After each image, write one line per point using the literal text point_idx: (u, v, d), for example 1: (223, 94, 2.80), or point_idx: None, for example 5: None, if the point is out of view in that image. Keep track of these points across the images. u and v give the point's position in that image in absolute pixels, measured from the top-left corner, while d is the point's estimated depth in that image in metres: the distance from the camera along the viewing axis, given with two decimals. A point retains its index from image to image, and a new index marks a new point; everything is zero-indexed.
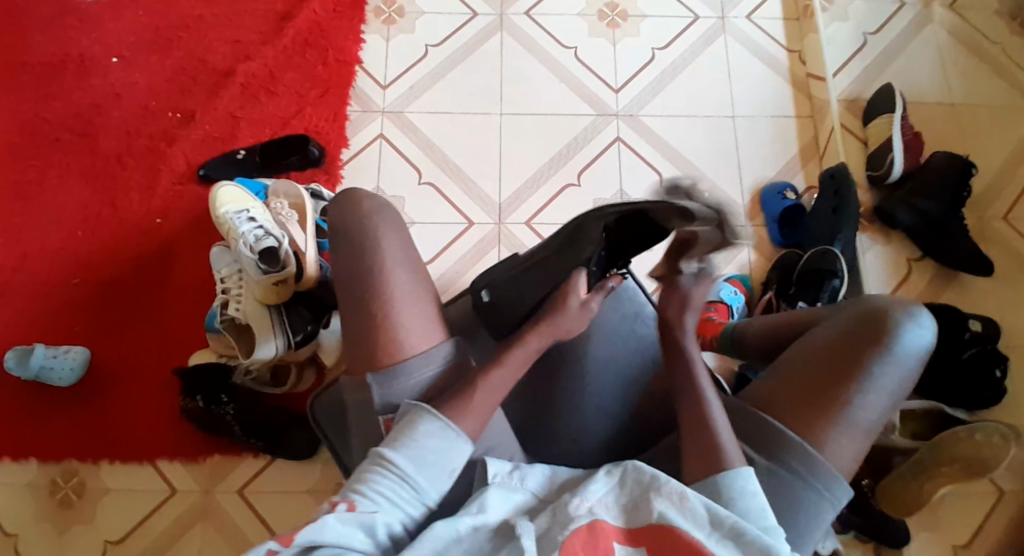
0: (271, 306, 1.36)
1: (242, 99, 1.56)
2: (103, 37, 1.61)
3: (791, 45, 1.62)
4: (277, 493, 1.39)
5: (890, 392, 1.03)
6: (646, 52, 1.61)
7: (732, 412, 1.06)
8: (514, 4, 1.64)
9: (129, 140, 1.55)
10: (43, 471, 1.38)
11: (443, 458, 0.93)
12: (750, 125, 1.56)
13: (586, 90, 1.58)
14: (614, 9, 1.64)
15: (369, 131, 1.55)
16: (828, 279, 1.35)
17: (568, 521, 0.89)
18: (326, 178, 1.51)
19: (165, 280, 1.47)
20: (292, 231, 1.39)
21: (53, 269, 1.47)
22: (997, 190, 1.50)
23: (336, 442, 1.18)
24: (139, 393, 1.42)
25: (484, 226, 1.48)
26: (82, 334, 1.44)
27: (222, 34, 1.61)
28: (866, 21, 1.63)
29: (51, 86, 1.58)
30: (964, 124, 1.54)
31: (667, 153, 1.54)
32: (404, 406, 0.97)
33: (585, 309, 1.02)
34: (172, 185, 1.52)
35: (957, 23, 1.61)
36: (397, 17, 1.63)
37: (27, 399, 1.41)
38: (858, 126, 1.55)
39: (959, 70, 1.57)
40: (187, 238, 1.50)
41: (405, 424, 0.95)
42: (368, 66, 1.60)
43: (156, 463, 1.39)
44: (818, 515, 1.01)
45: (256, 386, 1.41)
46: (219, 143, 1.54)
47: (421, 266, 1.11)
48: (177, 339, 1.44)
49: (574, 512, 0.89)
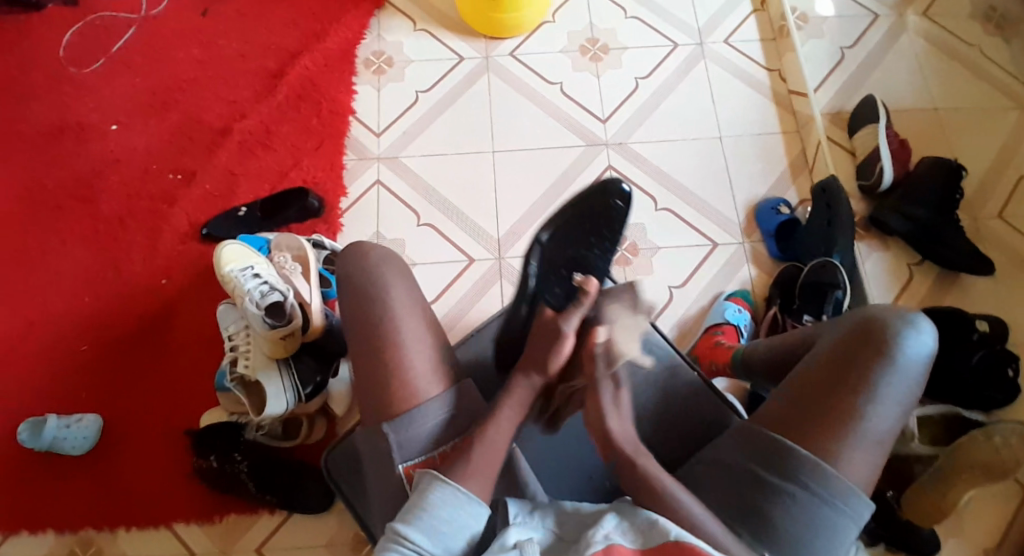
0: (279, 360, 1.38)
1: (240, 156, 1.59)
2: (100, 105, 1.64)
3: (771, 64, 1.65)
4: (295, 549, 1.38)
5: (898, 401, 1.04)
6: (631, 81, 1.64)
7: (744, 434, 1.07)
8: (499, 46, 1.67)
9: (131, 203, 1.56)
10: (61, 541, 1.37)
11: (458, 526, 0.97)
12: (739, 144, 1.58)
13: (575, 123, 1.60)
14: (595, 44, 1.67)
15: (366, 177, 1.57)
16: (830, 291, 1.36)
17: (586, 546, 0.92)
18: (325, 228, 1.53)
19: (172, 341, 1.48)
20: (297, 285, 1.40)
21: (60, 336, 1.48)
22: (988, 190, 1.52)
23: (351, 492, 1.21)
24: (153, 455, 1.41)
25: (485, 262, 1.50)
26: (92, 400, 1.44)
27: (217, 96, 1.64)
28: (843, 36, 1.66)
29: (50, 156, 1.60)
30: (948, 129, 1.56)
31: (658, 176, 1.56)
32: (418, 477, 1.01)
33: (556, 331, 1.04)
34: (174, 245, 1.53)
35: (932, 30, 1.65)
36: (387, 66, 1.66)
37: (40, 469, 1.41)
38: (844, 137, 1.57)
39: (937, 76, 1.60)
40: (192, 299, 1.50)
41: (418, 496, 0.98)
42: (361, 115, 1.62)
43: (172, 526, 1.38)
44: (839, 531, 1.01)
45: (268, 442, 1.42)
46: (219, 200, 1.56)
47: (425, 307, 1.15)
48: (188, 398, 1.45)
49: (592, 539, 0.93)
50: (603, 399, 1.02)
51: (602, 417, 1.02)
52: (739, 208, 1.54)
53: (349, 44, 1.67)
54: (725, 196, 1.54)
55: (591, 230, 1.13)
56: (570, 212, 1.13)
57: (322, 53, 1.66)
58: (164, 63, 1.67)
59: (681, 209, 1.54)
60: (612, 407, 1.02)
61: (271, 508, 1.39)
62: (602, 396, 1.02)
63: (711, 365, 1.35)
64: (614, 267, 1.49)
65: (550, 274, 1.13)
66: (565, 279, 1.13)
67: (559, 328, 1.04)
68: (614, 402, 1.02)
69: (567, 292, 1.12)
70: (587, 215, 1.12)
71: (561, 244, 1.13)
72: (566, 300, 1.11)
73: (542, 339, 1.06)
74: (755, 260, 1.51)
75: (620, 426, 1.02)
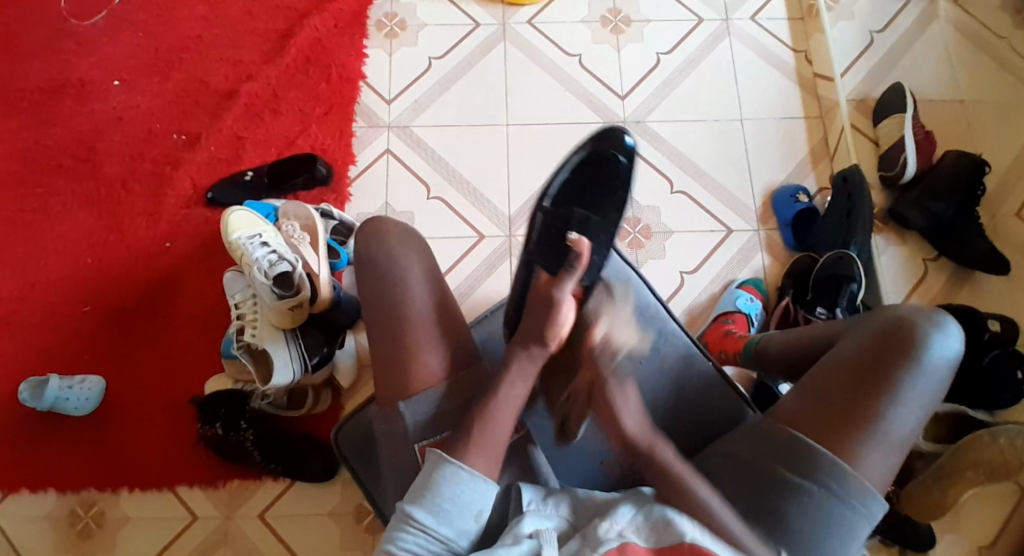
0: (286, 330, 1.36)
1: (247, 119, 1.55)
2: (102, 61, 1.59)
3: (797, 45, 1.61)
4: (299, 517, 1.39)
5: (921, 404, 1.05)
6: (651, 57, 1.59)
7: (764, 430, 1.09)
8: (516, 13, 1.62)
9: (134, 163, 1.53)
10: (63, 502, 1.38)
11: (464, 503, 0.97)
12: (758, 127, 1.55)
13: (592, 99, 1.56)
14: (617, 16, 1.62)
15: (376, 147, 1.54)
16: (845, 284, 1.35)
17: (597, 544, 0.93)
18: (334, 197, 1.50)
19: (175, 305, 1.46)
20: (304, 255, 1.39)
21: (61, 298, 1.46)
22: (1010, 188, 1.49)
23: (363, 472, 1.23)
24: (157, 420, 1.41)
25: (496, 238, 1.48)
26: (93, 364, 1.43)
27: (223, 54, 1.59)
28: (872, 20, 1.62)
29: (50, 112, 1.56)
30: (974, 122, 1.53)
31: (675, 156, 1.53)
32: (426, 455, 1.01)
33: (550, 296, 1.07)
34: (178, 209, 1.51)
35: (962, 19, 1.60)
36: (400, 30, 1.61)
37: (42, 430, 1.40)
38: (868, 126, 1.54)
39: (966, 66, 1.56)
40: (197, 263, 1.48)
41: (425, 475, 0.99)
42: (373, 82, 1.58)
43: (175, 489, 1.39)
44: (854, 531, 1.04)
45: (272, 410, 1.41)
46: (225, 164, 1.53)
47: (445, 291, 1.15)
48: (192, 364, 1.44)
49: (604, 535, 0.93)
50: (613, 396, 1.03)
51: (613, 413, 1.03)
52: (756, 196, 1.52)
53: (361, 5, 1.62)
54: (744, 182, 1.52)
55: (592, 187, 1.13)
56: (577, 179, 1.13)
57: (334, 14, 1.61)
58: (170, 18, 1.62)
59: (696, 193, 1.52)
60: (622, 404, 1.03)
61: (275, 476, 1.40)
62: (612, 395, 1.03)
63: (721, 354, 1.35)
64: (627, 248, 1.48)
65: (549, 237, 1.12)
66: (560, 238, 1.12)
67: (552, 294, 1.07)
68: (623, 396, 1.03)
69: (561, 254, 1.11)
70: (594, 173, 1.13)
71: (563, 204, 1.13)
72: (560, 261, 1.11)
73: (538, 309, 1.08)
74: (769, 248, 1.49)
75: (635, 424, 1.03)
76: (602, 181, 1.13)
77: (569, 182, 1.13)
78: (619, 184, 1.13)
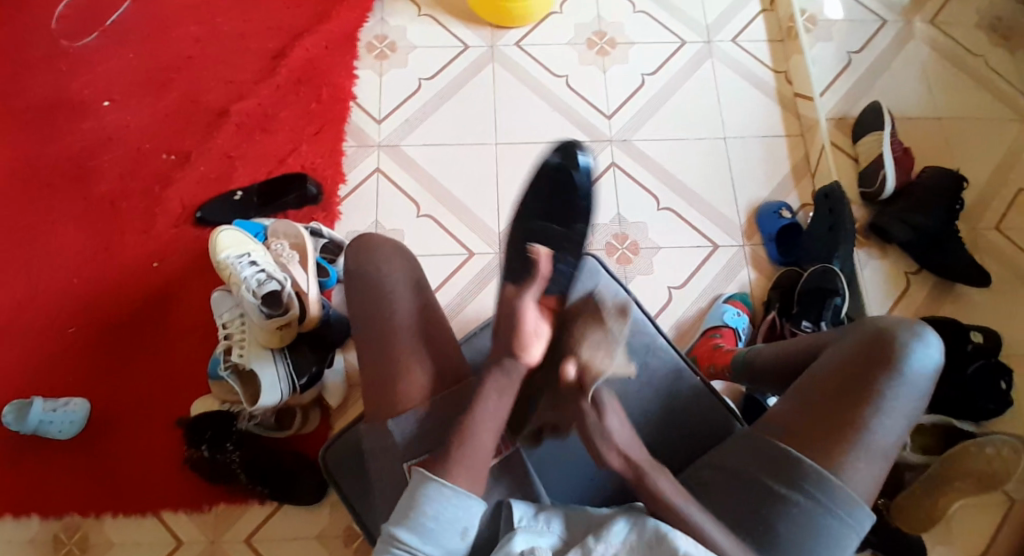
0: (274, 349, 1.35)
1: (237, 139, 1.55)
2: (93, 81, 1.59)
3: (778, 65, 1.65)
4: (286, 541, 1.36)
5: (905, 413, 1.06)
6: (637, 78, 1.62)
7: (753, 442, 1.09)
8: (505, 35, 1.65)
9: (123, 183, 1.52)
10: (45, 527, 1.34)
11: (448, 520, 0.96)
12: (741, 145, 1.58)
13: (580, 118, 1.59)
14: (603, 37, 1.66)
15: (366, 165, 1.55)
16: (829, 297, 1.37)
17: None
18: (324, 215, 1.50)
19: (163, 325, 1.45)
20: (294, 273, 1.38)
21: (48, 318, 1.44)
22: (988, 201, 1.53)
23: (351, 493, 1.21)
24: (144, 442, 1.39)
25: (485, 255, 1.48)
26: (79, 384, 1.41)
27: (214, 75, 1.60)
28: (850, 41, 1.66)
29: (39, 132, 1.55)
30: (952, 138, 1.57)
31: (662, 174, 1.56)
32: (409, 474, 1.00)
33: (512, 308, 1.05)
34: (168, 228, 1.50)
35: (937, 39, 1.65)
36: (390, 51, 1.63)
37: (25, 453, 1.37)
38: (848, 143, 1.58)
39: (942, 84, 1.61)
40: (185, 283, 1.47)
41: (408, 496, 0.98)
42: (363, 102, 1.59)
43: (160, 513, 1.36)
44: (843, 542, 1.04)
45: (261, 431, 1.38)
46: (215, 183, 1.52)
47: (438, 309, 1.15)
48: (180, 385, 1.42)
49: None
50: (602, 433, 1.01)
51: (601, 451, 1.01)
52: (741, 211, 1.54)
53: (352, 27, 1.64)
54: (728, 199, 1.54)
55: (553, 198, 1.16)
56: (539, 193, 1.17)
57: (325, 36, 1.62)
58: (161, 39, 1.63)
59: (683, 210, 1.53)
60: (614, 435, 1.01)
61: (262, 498, 1.37)
62: (603, 431, 1.01)
63: (710, 367, 1.35)
64: (615, 264, 1.49)
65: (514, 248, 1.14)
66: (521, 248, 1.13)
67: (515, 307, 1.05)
68: (607, 432, 1.00)
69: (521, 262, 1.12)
70: (559, 190, 1.16)
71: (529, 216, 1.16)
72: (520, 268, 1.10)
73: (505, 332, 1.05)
74: (755, 263, 1.51)
75: (617, 460, 1.01)
76: (563, 193, 1.16)
77: (534, 196, 1.17)
78: (577, 195, 1.16)
